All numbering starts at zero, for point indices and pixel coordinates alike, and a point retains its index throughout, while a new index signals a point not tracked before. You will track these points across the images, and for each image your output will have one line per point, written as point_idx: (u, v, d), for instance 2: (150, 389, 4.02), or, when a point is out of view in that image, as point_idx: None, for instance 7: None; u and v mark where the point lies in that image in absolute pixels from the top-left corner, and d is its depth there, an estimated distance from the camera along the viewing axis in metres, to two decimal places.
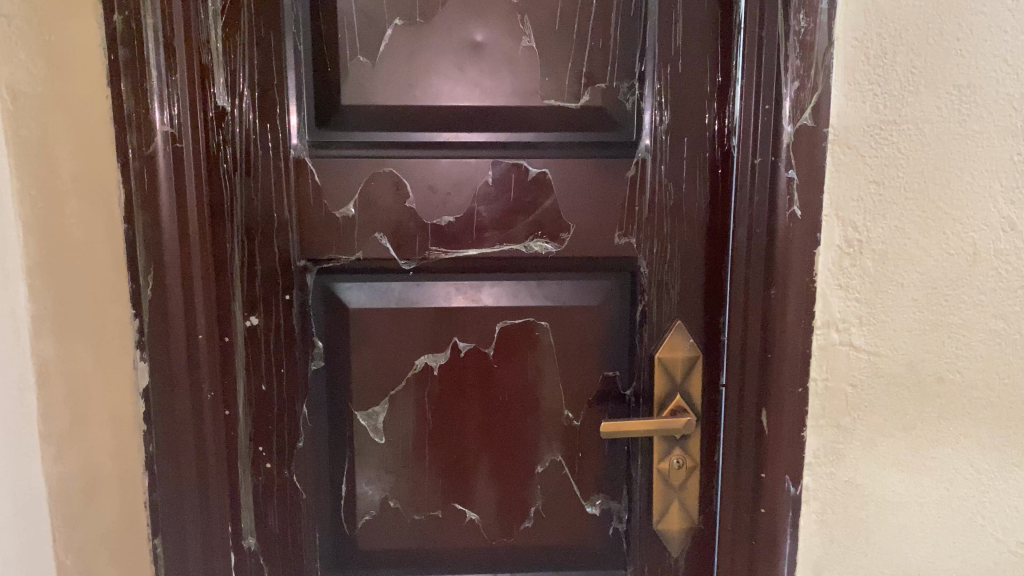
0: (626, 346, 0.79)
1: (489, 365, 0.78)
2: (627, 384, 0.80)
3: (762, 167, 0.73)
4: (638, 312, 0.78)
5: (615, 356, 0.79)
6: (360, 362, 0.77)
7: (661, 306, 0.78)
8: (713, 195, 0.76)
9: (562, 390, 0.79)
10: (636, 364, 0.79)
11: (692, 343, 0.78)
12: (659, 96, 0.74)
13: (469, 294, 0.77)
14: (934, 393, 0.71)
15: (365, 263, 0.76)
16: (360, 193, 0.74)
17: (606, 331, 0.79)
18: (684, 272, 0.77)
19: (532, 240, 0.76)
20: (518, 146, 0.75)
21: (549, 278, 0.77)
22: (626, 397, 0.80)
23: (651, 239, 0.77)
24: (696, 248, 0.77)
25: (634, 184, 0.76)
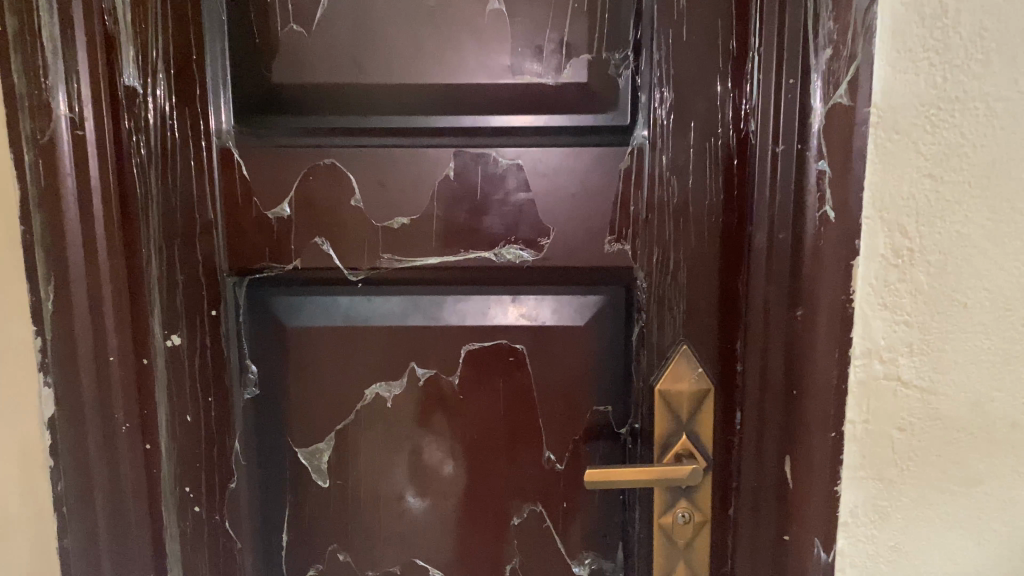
0: (621, 375, 0.65)
1: (455, 397, 0.65)
2: (622, 421, 0.66)
3: (786, 155, 0.58)
4: (635, 335, 0.64)
5: (607, 387, 0.65)
6: (300, 391, 0.65)
7: (661, 327, 0.64)
8: (727, 191, 0.62)
9: (543, 427, 0.65)
10: (633, 397, 0.65)
11: (701, 373, 0.64)
12: (659, 71, 0.61)
13: (428, 312, 0.64)
14: (1004, 441, 0.58)
15: (304, 275, 0.64)
16: (296, 190, 0.62)
17: (597, 357, 0.65)
18: (690, 286, 0.63)
19: (503, 246, 0.63)
20: (484, 133, 0.62)
21: (525, 292, 0.64)
22: (621, 436, 0.66)
23: (650, 246, 0.63)
24: (707, 257, 0.63)
25: (627, 180, 0.62)
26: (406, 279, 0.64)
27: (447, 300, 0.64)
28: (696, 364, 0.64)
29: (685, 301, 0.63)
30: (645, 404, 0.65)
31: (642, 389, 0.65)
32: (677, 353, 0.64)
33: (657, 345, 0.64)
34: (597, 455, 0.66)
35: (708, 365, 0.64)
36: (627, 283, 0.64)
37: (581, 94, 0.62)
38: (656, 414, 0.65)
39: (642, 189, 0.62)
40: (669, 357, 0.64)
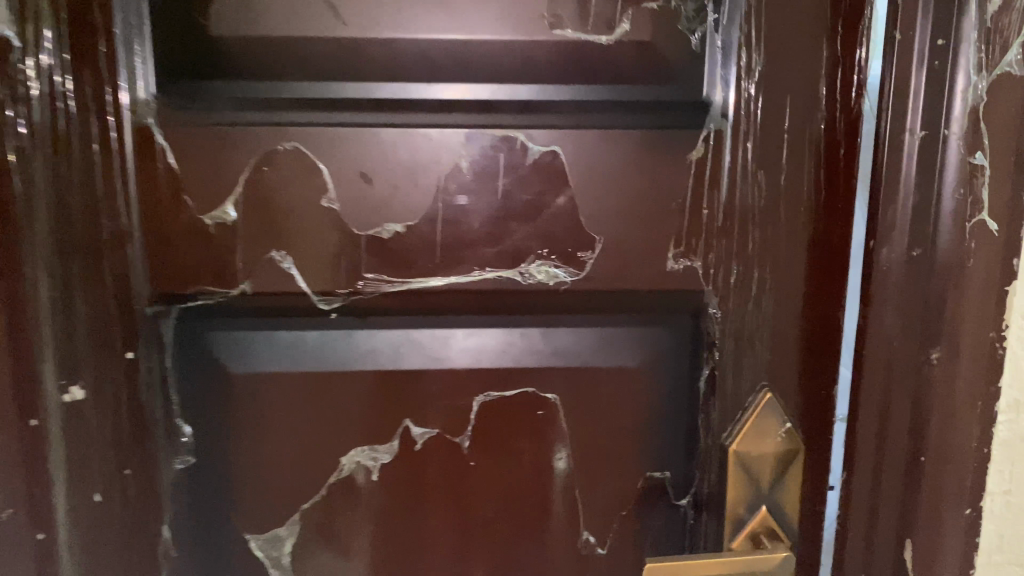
0: (683, 431, 0.49)
1: (465, 466, 0.49)
2: (683, 492, 0.50)
3: (928, 143, 0.42)
4: (703, 382, 0.49)
5: (664, 448, 0.50)
6: (252, 457, 0.48)
7: (735, 368, 0.49)
8: (826, 190, 0.46)
9: (579, 500, 0.50)
10: (697, 460, 0.50)
11: (789, 431, 0.49)
12: (747, 28, 0.45)
13: (429, 351, 0.47)
14: None
15: (259, 302, 0.47)
16: (247, 186, 0.45)
17: (654, 410, 0.49)
18: (777, 316, 0.48)
19: (533, 263, 0.46)
20: (510, 109, 0.45)
21: (559, 324, 0.48)
22: (680, 510, 0.50)
23: (729, 258, 0.47)
24: (800, 279, 0.48)
25: (694, 173, 0.46)
26: (398, 308, 0.47)
27: (455, 335, 0.47)
28: (780, 416, 0.49)
29: (770, 335, 0.48)
30: (712, 469, 0.50)
31: (710, 450, 0.50)
32: (757, 404, 0.49)
33: (731, 393, 0.49)
34: (649, 534, 0.51)
35: (796, 415, 0.49)
36: (695, 312, 0.48)
37: (642, 56, 0.45)
38: (729, 484, 0.49)
39: (719, 187, 0.46)
40: (746, 410, 0.49)
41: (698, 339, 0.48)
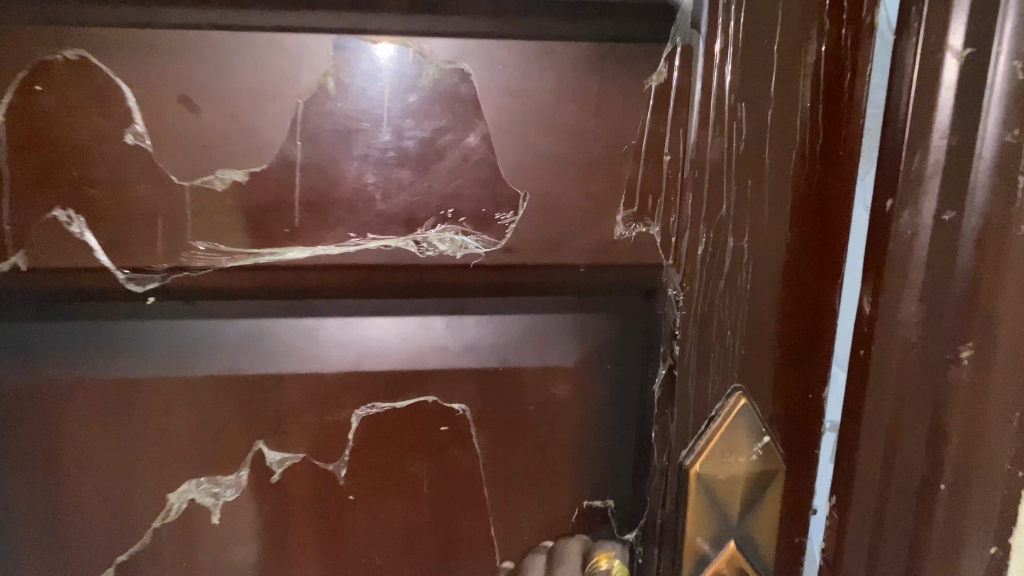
0: (631, 446, 0.38)
1: (342, 500, 0.36)
2: (629, 525, 0.39)
3: (972, 66, 0.31)
4: (658, 385, 0.37)
5: (606, 468, 0.38)
6: (42, 494, 0.35)
7: (702, 367, 0.37)
8: (825, 134, 0.35)
9: (497, 538, 0.38)
10: (650, 485, 0.38)
11: (768, 446, 0.38)
12: None
13: (290, 349, 0.35)
14: None
15: (38, 282, 0.33)
16: (14, 114, 0.31)
17: (595, 420, 0.38)
18: (756, 300, 0.36)
19: (431, 228, 0.34)
20: (398, 9, 0.31)
21: (469, 311, 0.35)
22: (625, 546, 0.39)
23: (697, 223, 0.35)
24: (787, 251, 0.36)
25: (651, 106, 0.34)
26: (244, 292, 0.34)
27: (328, 327, 0.35)
28: (756, 425, 0.38)
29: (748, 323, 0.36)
30: (666, 502, 0.38)
31: (666, 475, 0.38)
32: (728, 412, 0.37)
33: (695, 400, 0.37)
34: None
35: (774, 424, 0.38)
36: (649, 291, 0.36)
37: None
38: (689, 521, 0.38)
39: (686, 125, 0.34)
40: (712, 421, 0.37)
41: (650, 326, 0.37)
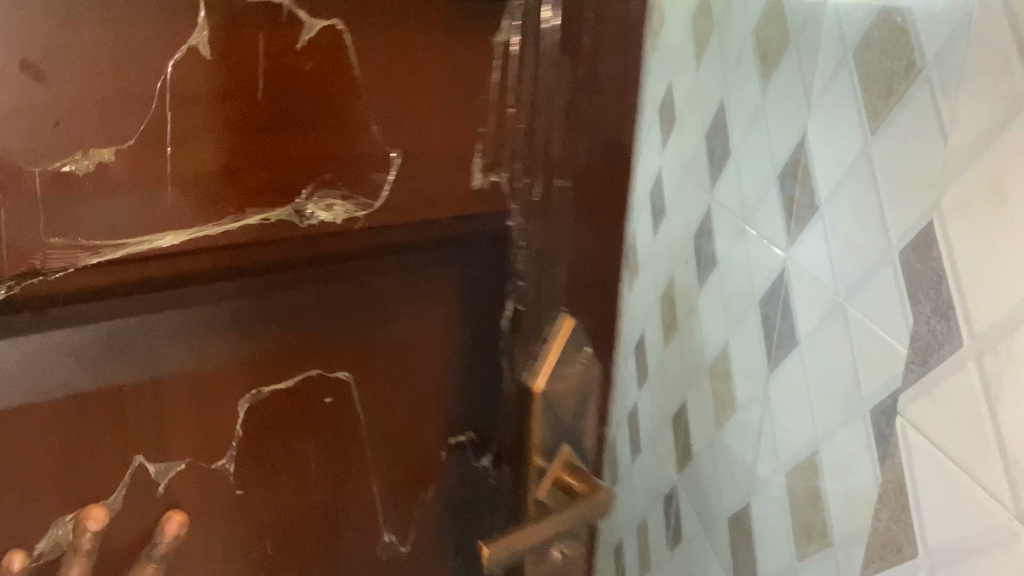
0: (483, 374, 0.41)
1: (235, 496, 0.35)
2: (484, 448, 0.43)
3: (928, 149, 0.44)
4: (507, 320, 0.40)
5: (462, 399, 0.41)
6: None
7: (546, 297, 0.40)
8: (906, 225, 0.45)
9: (376, 488, 0.39)
10: (498, 404, 0.42)
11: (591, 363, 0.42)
12: None
13: (160, 347, 0.31)
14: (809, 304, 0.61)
15: None
16: None
17: (451, 359, 0.40)
18: (581, 234, 0.40)
19: (310, 195, 0.32)
20: None
21: (346, 273, 0.35)
22: (480, 469, 0.43)
23: (535, 170, 0.38)
24: (614, 191, 0.40)
25: (502, 56, 0.35)
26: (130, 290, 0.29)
27: (200, 316, 0.31)
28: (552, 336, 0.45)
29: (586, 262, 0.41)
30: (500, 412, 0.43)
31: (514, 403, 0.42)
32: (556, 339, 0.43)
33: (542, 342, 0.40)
34: (450, 504, 0.43)
35: (593, 338, 0.42)
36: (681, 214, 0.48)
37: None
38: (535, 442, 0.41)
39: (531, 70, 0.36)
40: (547, 342, 0.40)
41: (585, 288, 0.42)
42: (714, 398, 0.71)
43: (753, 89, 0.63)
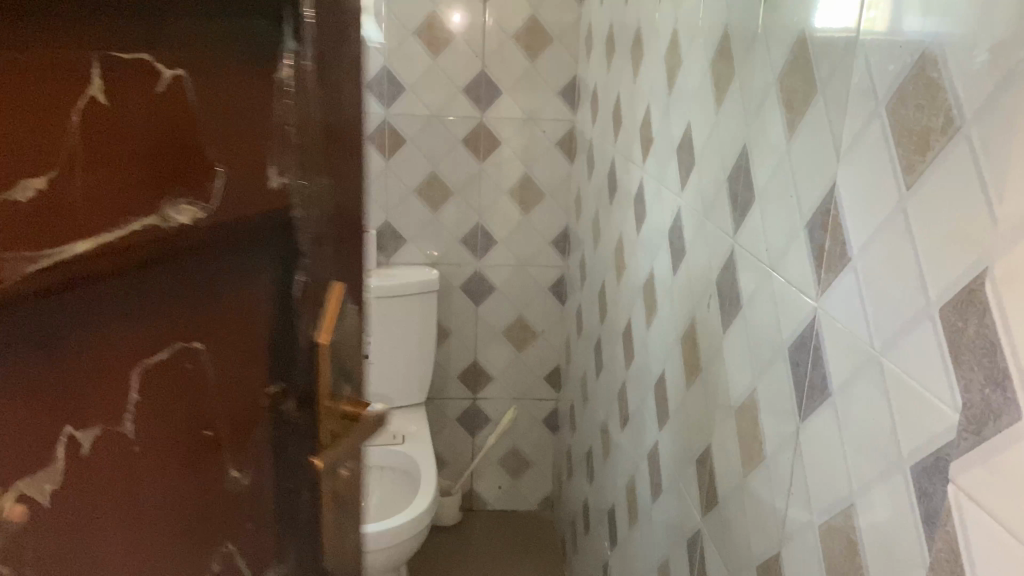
0: (265, 344, 0.47)
1: (184, 455, 0.40)
2: (280, 378, 0.49)
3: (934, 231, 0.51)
4: (298, 294, 0.49)
5: (274, 341, 0.47)
6: None
7: (322, 269, 0.51)
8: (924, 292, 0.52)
9: (231, 431, 0.44)
10: (293, 354, 0.50)
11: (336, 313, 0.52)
12: None
13: (79, 335, 0.31)
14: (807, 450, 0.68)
15: None
16: None
17: (266, 300, 0.46)
18: (306, 206, 0.48)
19: (186, 195, 0.36)
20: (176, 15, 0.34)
21: (191, 257, 0.38)
22: (286, 410, 0.50)
23: (285, 162, 0.45)
24: (319, 181, 0.49)
25: (283, 86, 0.44)
26: (78, 286, 0.31)
27: (109, 308, 0.33)
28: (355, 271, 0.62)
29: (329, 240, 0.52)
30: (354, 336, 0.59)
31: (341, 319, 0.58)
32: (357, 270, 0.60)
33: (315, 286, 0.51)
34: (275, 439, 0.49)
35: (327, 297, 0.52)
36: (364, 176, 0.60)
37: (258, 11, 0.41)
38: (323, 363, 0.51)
39: (294, 87, 0.44)
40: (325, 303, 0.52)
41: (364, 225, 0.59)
42: (741, 412, 0.85)
43: (778, 138, 0.76)
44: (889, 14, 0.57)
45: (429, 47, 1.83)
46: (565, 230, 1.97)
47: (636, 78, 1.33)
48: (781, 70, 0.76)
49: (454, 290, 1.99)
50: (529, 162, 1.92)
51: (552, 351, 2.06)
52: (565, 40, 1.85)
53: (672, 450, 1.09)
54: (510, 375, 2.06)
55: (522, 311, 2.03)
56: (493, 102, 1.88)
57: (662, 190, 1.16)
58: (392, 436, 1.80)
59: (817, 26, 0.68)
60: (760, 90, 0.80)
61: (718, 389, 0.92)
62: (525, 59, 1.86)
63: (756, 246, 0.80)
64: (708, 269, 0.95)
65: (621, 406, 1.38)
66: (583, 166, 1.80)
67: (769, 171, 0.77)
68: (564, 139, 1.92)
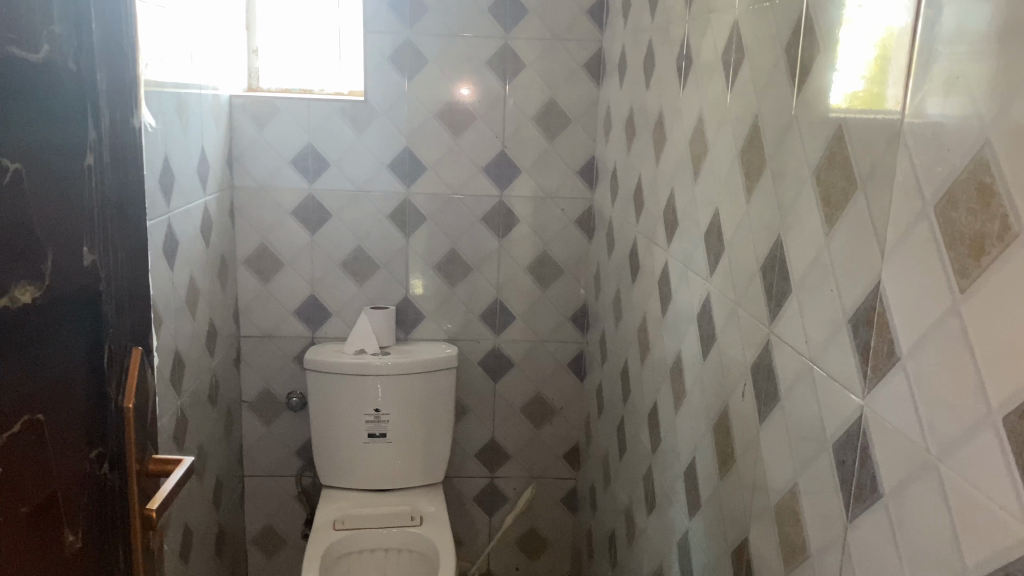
0: (53, 376, 0.58)
1: None
2: (61, 397, 0.60)
3: (987, 341, 0.50)
4: (67, 319, 0.60)
5: (47, 375, 0.57)
6: None
7: (57, 303, 0.58)
8: (975, 398, 0.51)
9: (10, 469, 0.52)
10: (64, 382, 0.60)
11: (89, 344, 0.64)
12: (42, 50, 0.55)
13: None
14: (860, 553, 0.66)
15: None
16: None
17: (50, 338, 0.58)
18: (66, 272, 0.59)
19: None
20: None
21: None
22: (72, 436, 0.62)
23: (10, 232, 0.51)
24: (73, 250, 0.60)
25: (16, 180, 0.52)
26: None
27: None
28: (102, 316, 0.65)
29: (35, 285, 0.55)
30: (48, 421, 0.58)
31: (112, 372, 0.68)
32: (100, 311, 0.65)
33: (34, 282, 0.55)
34: (58, 461, 0.60)
35: (42, 348, 0.56)
36: (54, 218, 0.57)
37: None
38: (87, 372, 0.64)
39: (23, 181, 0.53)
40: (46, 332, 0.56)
41: (127, 231, 0.69)
42: (781, 505, 0.83)
43: (815, 231, 0.76)
44: (932, 108, 0.57)
45: (450, 127, 1.86)
46: (584, 306, 1.97)
47: (658, 161, 1.34)
48: (817, 164, 0.76)
49: (473, 366, 1.98)
50: (546, 239, 1.93)
51: (571, 428, 2.04)
52: (584, 120, 1.88)
53: (705, 540, 1.06)
54: (528, 452, 2.04)
55: (541, 387, 2.01)
56: (513, 180, 1.90)
57: (689, 273, 1.16)
58: (410, 517, 1.76)
59: (854, 123, 0.69)
60: (796, 183, 0.80)
61: (754, 480, 0.90)
62: (544, 139, 1.89)
63: (795, 338, 0.79)
64: (742, 357, 0.94)
65: (647, 489, 1.35)
66: (602, 243, 1.80)
67: (806, 264, 0.77)
68: (583, 217, 1.93)
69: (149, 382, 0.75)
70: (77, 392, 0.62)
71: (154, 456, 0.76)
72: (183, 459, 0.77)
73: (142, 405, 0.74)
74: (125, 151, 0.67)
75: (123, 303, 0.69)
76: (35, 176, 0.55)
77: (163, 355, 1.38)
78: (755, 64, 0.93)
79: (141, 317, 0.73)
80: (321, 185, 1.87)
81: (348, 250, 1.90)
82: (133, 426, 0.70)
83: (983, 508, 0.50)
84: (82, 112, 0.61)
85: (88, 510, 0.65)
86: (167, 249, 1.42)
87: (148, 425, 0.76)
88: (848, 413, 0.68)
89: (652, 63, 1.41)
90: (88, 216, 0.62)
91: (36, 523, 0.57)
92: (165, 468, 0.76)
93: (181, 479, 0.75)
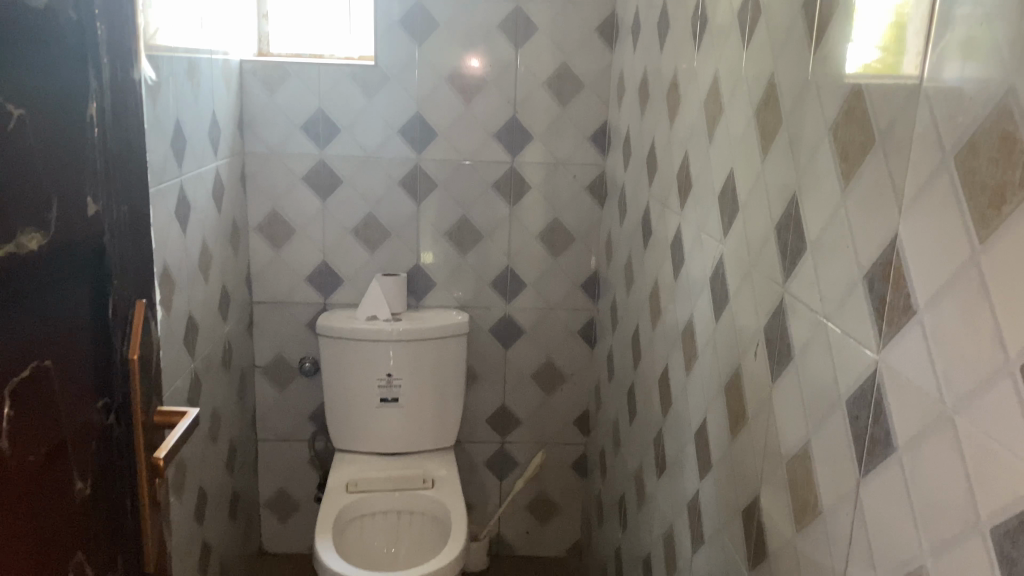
0: (60, 323, 0.59)
1: None
2: (67, 344, 0.60)
3: (1006, 291, 0.50)
4: (73, 268, 0.60)
5: (55, 322, 0.58)
6: None
7: (62, 251, 0.58)
8: (992, 348, 0.51)
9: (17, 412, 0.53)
10: (71, 330, 0.61)
11: (96, 295, 0.64)
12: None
13: None
14: (872, 508, 0.66)
15: None
16: None
17: (57, 286, 0.58)
18: (71, 221, 0.59)
19: None
20: None
21: None
22: (80, 384, 0.62)
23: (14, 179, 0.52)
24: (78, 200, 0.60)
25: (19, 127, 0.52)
26: None
27: None
28: (108, 267, 0.66)
29: (42, 232, 0.55)
30: (56, 368, 0.59)
31: (121, 325, 0.68)
32: (105, 262, 0.65)
33: (39, 229, 0.55)
34: (67, 409, 0.60)
35: (49, 295, 0.57)
36: (58, 169, 0.57)
37: None
38: (94, 323, 0.64)
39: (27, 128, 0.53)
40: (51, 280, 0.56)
41: (131, 185, 0.69)
42: (793, 463, 0.83)
43: (831, 189, 0.75)
44: (953, 61, 0.57)
45: (461, 93, 1.85)
46: (595, 273, 1.97)
47: (672, 124, 1.33)
48: (835, 121, 0.75)
49: (484, 333, 1.99)
50: (557, 206, 1.93)
51: (582, 395, 2.05)
52: (596, 86, 1.87)
53: (716, 501, 1.07)
54: (538, 419, 2.05)
55: (551, 354, 2.01)
56: (524, 147, 1.89)
57: (702, 236, 1.15)
58: (422, 481, 1.78)
59: (874, 79, 0.68)
60: (812, 142, 0.80)
61: (766, 439, 0.90)
62: (556, 105, 1.88)
63: (809, 297, 0.79)
64: (755, 318, 0.94)
65: (658, 453, 1.36)
66: (614, 210, 1.80)
67: (821, 223, 0.77)
68: (595, 183, 1.92)
69: (155, 334, 0.75)
70: (85, 342, 0.63)
71: (160, 408, 0.77)
72: (188, 411, 0.78)
73: (150, 358, 0.74)
74: (126, 105, 0.67)
75: (129, 256, 0.69)
76: (38, 126, 0.55)
77: (176, 319, 1.39)
78: (773, 23, 0.92)
79: (148, 268, 0.73)
80: (332, 151, 1.86)
81: (360, 217, 1.90)
82: (140, 379, 0.70)
83: (998, 455, 0.50)
84: (83, 65, 0.60)
85: (96, 460, 0.66)
86: (180, 213, 1.42)
87: (154, 377, 0.76)
88: (862, 370, 0.68)
89: (666, 25, 1.40)
90: (92, 168, 0.62)
91: (45, 468, 0.58)
92: (170, 420, 0.77)
93: (185, 431, 0.76)
